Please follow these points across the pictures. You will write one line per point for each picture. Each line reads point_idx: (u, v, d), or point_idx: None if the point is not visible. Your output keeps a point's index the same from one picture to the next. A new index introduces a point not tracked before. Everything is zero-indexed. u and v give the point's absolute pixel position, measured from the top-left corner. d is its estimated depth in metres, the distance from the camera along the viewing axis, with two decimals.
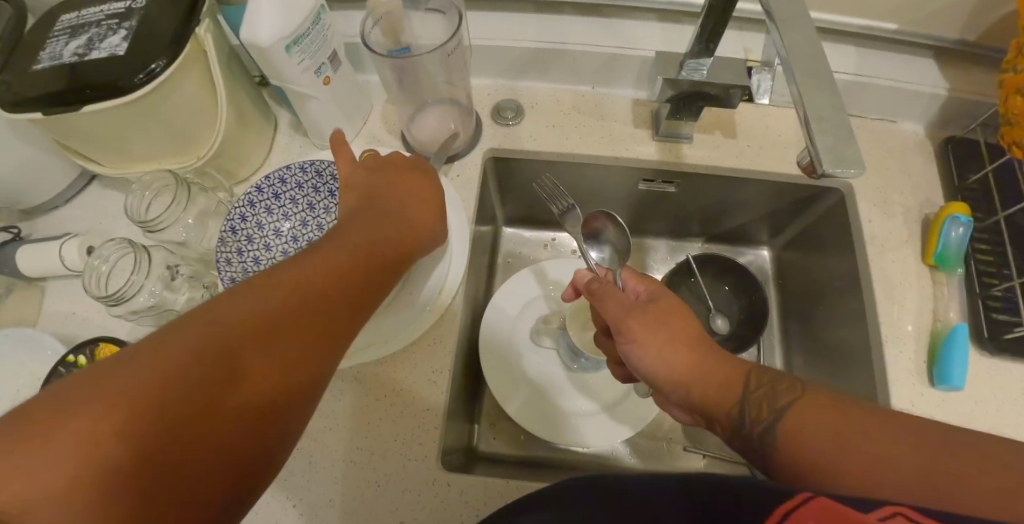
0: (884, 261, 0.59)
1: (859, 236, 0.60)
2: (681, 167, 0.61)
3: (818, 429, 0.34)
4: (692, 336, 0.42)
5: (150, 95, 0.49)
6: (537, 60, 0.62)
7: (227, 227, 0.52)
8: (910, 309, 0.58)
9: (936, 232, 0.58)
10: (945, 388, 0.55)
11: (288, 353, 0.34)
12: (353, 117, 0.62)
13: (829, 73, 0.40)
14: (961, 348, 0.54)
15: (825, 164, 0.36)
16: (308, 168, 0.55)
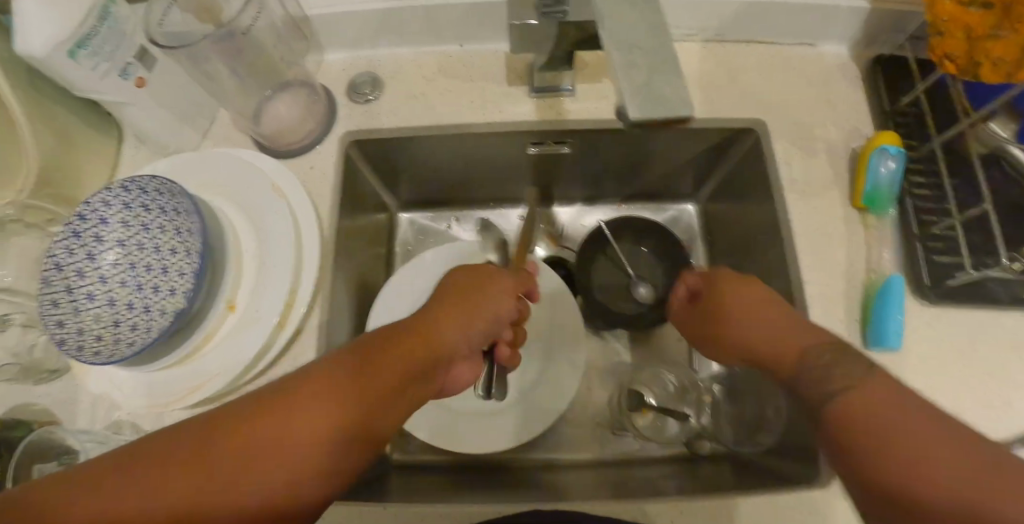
0: (807, 209, 0.51)
1: (778, 182, 0.52)
2: (565, 124, 0.53)
3: (928, 451, 0.30)
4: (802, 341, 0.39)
5: None
6: (386, 23, 0.53)
7: (51, 263, 0.46)
8: (840, 261, 0.50)
9: (863, 167, 0.50)
10: (880, 350, 0.47)
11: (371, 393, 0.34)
12: (191, 115, 0.54)
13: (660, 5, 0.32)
14: (897, 301, 0.47)
15: (631, 110, 0.28)
16: (131, 185, 0.48)
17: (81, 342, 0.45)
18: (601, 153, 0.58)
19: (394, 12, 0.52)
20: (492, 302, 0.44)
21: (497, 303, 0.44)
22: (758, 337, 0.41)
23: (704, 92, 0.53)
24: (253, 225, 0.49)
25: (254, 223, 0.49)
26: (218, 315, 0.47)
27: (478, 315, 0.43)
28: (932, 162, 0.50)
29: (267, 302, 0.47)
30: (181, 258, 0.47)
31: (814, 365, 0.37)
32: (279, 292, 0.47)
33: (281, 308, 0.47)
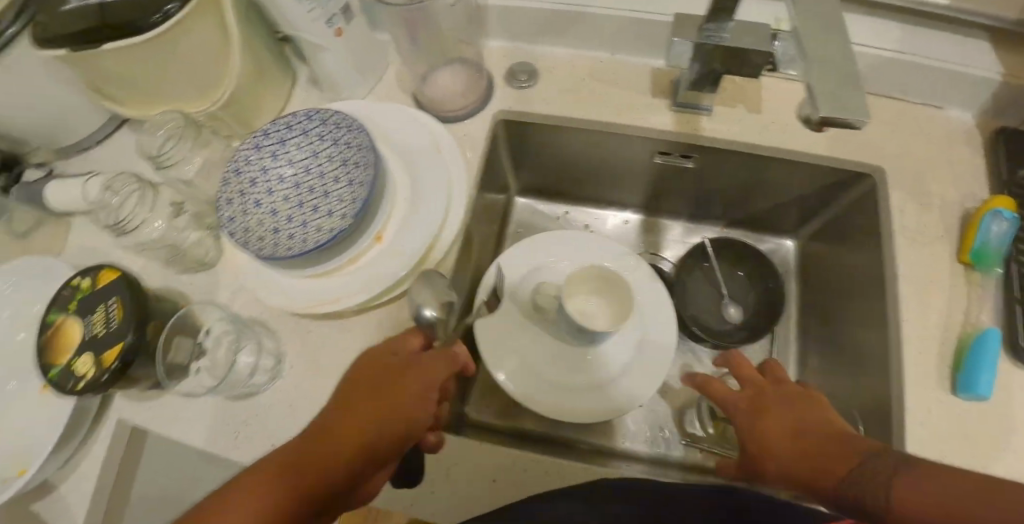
0: (914, 256, 0.54)
1: (889, 226, 0.55)
2: (699, 140, 0.58)
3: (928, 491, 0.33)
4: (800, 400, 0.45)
5: (162, 37, 0.48)
6: (554, 23, 0.59)
7: (232, 168, 0.52)
8: (940, 309, 0.53)
9: (974, 226, 0.53)
10: (968, 397, 0.49)
11: (301, 475, 0.41)
12: (368, 71, 0.61)
13: (842, 32, 0.37)
14: (992, 355, 0.49)
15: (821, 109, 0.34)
16: (314, 116, 0.53)
17: (248, 241, 0.50)
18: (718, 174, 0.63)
19: (565, 15, 0.58)
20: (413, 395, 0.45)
21: (413, 393, 0.45)
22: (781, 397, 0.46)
23: (831, 135, 0.57)
24: (407, 172, 0.54)
25: (409, 171, 0.54)
26: (364, 243, 0.51)
27: (390, 408, 0.44)
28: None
29: (409, 241, 0.51)
30: (342, 187, 0.51)
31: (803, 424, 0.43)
32: (423, 234, 0.51)
33: (428, 248, 0.51)
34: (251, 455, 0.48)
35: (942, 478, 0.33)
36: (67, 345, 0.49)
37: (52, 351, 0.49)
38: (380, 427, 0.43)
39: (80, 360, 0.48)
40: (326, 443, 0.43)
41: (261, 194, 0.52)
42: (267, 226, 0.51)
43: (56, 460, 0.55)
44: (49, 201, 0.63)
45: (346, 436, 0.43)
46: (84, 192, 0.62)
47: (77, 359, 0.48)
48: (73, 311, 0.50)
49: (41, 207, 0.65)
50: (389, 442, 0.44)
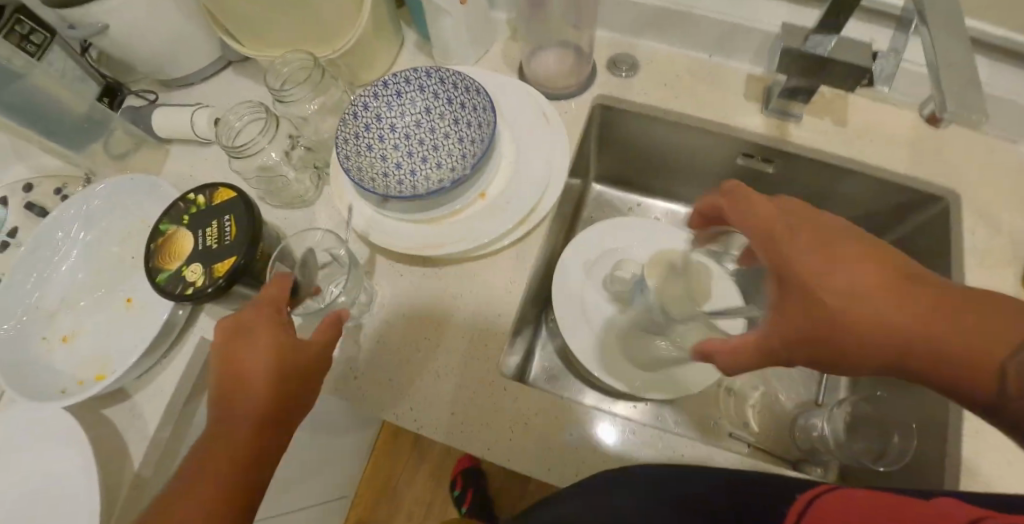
0: (983, 279, 0.57)
1: (960, 247, 0.58)
2: (786, 145, 0.61)
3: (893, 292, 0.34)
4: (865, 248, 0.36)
5: None
6: (658, 21, 0.62)
7: (350, 111, 0.55)
8: None
9: None
10: None
11: (241, 461, 0.43)
12: (478, 43, 0.64)
13: (966, 44, 0.39)
14: None
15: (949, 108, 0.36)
16: (433, 74, 0.55)
17: (362, 181, 0.52)
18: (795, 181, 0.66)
19: (674, 11, 0.61)
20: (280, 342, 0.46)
21: (267, 322, 0.46)
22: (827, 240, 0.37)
23: (911, 155, 0.60)
24: (514, 137, 0.57)
25: (515, 137, 0.57)
26: (469, 198, 0.54)
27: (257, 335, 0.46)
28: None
29: (507, 203, 0.54)
30: (452, 142, 0.55)
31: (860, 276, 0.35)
32: (527, 196, 0.54)
33: (531, 211, 0.54)
34: (335, 384, 0.51)
35: (926, 299, 0.33)
36: (179, 254, 0.51)
37: (162, 257, 0.52)
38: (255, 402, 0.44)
39: (189, 270, 0.50)
40: (257, 432, 0.44)
41: (373, 139, 0.55)
42: (377, 170, 0.54)
43: (141, 367, 0.58)
44: (156, 126, 0.66)
45: (271, 407, 0.45)
46: (192, 122, 0.65)
47: (187, 268, 0.50)
48: (186, 224, 0.52)
49: (146, 131, 0.68)
50: (298, 416, 0.47)
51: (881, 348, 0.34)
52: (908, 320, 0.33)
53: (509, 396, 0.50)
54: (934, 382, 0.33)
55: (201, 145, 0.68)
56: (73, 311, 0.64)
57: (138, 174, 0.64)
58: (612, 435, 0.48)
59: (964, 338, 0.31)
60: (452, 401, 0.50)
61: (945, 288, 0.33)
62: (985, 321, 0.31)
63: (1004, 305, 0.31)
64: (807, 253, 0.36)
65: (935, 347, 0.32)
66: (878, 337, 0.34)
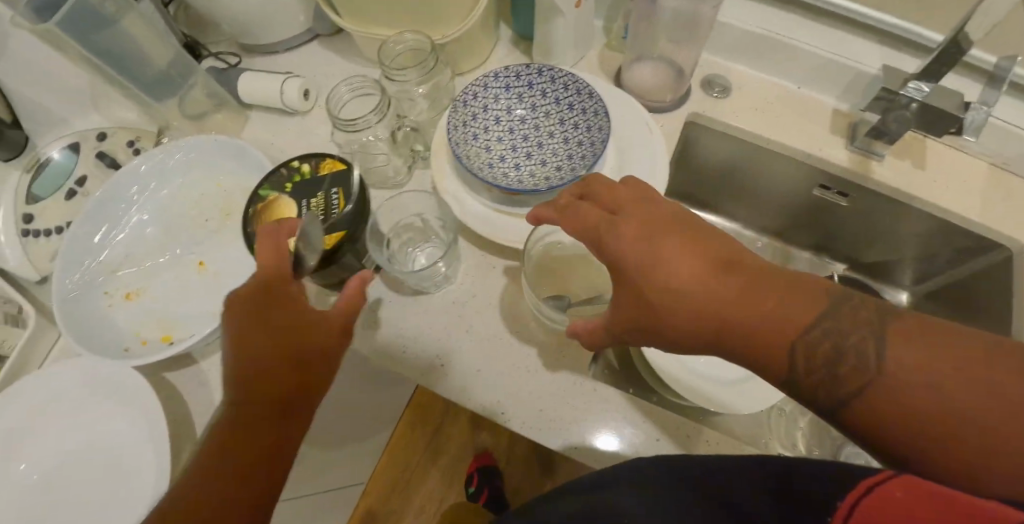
0: None
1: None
2: (865, 180, 0.63)
3: (770, 295, 0.32)
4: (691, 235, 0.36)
5: None
6: (757, 47, 0.64)
7: (460, 98, 0.55)
8: None
9: None
10: None
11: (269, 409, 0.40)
12: (579, 48, 0.65)
13: None
14: None
15: None
16: (545, 73, 0.56)
17: (472, 168, 0.52)
18: (866, 215, 0.68)
19: (772, 38, 0.62)
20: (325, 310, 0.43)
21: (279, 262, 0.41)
22: (660, 229, 0.37)
23: (984, 205, 0.62)
24: (615, 144, 0.58)
25: (616, 144, 0.58)
26: None
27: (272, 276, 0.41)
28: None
29: None
30: (556, 142, 0.56)
31: (677, 261, 0.35)
32: None
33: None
34: (423, 369, 0.52)
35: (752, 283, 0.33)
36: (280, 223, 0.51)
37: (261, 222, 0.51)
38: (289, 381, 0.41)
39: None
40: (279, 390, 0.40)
41: (479, 129, 0.55)
42: (482, 159, 0.54)
43: (209, 332, 0.57)
44: (242, 91, 0.65)
45: (292, 377, 0.41)
46: (281, 90, 0.64)
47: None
48: (288, 192, 0.52)
49: (230, 95, 0.68)
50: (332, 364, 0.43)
51: (685, 324, 0.34)
52: (702, 294, 0.34)
53: (598, 398, 0.51)
54: (740, 356, 0.33)
55: (285, 115, 0.67)
56: (139, 267, 0.62)
57: (220, 136, 0.63)
58: (613, 443, 0.49)
59: (943, 394, 0.26)
60: (540, 397, 0.51)
61: (770, 273, 0.34)
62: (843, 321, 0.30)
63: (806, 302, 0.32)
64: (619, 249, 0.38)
65: (727, 329, 0.33)
66: (680, 318, 0.34)
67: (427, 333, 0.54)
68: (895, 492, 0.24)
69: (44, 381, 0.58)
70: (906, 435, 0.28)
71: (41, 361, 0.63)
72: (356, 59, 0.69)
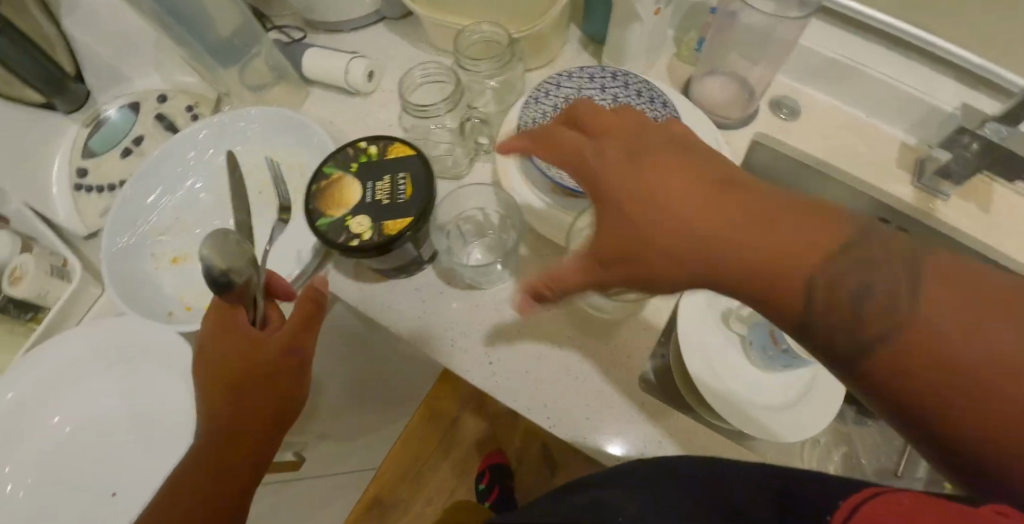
0: None
1: None
2: (928, 218, 0.62)
3: (765, 222, 0.29)
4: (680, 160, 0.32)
5: None
6: (830, 72, 0.63)
7: (533, 94, 0.55)
8: None
9: None
10: None
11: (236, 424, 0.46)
12: (650, 55, 0.63)
13: None
14: None
15: None
16: (618, 77, 0.56)
17: (538, 163, 0.51)
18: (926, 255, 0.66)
19: (848, 65, 0.61)
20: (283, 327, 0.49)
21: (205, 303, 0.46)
22: (646, 154, 0.33)
23: None
24: None
25: None
26: None
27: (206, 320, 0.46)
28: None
29: None
30: None
31: (670, 190, 0.31)
32: None
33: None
34: (471, 365, 0.52)
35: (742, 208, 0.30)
36: (345, 202, 0.50)
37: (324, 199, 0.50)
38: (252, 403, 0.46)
39: (353, 220, 0.48)
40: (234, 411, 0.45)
41: None
42: None
43: None
44: (305, 66, 0.65)
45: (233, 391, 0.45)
46: (345, 69, 0.63)
47: (352, 218, 0.49)
48: (354, 172, 0.51)
49: (293, 69, 0.67)
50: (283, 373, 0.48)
51: (691, 259, 0.30)
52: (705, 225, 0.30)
53: (646, 414, 0.49)
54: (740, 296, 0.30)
55: (346, 94, 0.66)
56: (187, 233, 0.62)
57: (282, 109, 0.62)
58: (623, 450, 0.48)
59: (961, 338, 0.25)
60: (588, 406, 0.50)
61: (764, 196, 0.30)
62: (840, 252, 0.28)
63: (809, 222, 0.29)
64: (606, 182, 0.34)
65: (730, 255, 0.29)
66: (674, 255, 0.31)
67: (477, 330, 0.53)
68: (895, 501, 0.24)
69: (83, 337, 0.58)
70: (955, 390, 0.25)
71: (81, 316, 0.63)
72: (422, 44, 0.68)
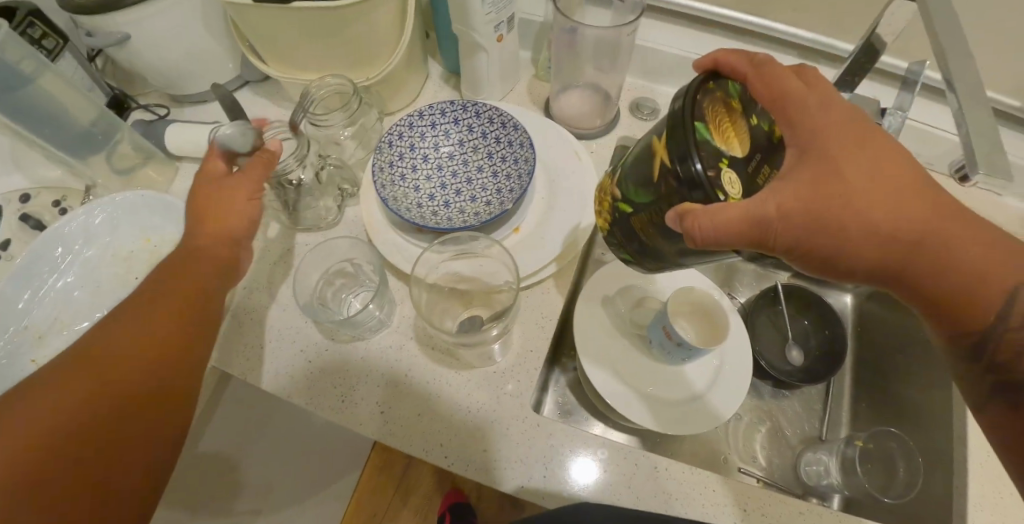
0: None
1: None
2: None
3: (821, 176, 0.36)
4: (809, 196, 0.36)
5: (347, 10, 0.52)
6: (681, 68, 0.65)
7: (385, 139, 0.56)
8: None
9: None
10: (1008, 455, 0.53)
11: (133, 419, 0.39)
12: (507, 80, 0.65)
13: (982, 95, 0.43)
14: None
15: (980, 172, 0.39)
16: (469, 107, 0.57)
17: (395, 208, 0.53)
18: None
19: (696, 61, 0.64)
20: (242, 202, 0.49)
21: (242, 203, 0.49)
22: (809, 228, 0.36)
23: None
24: (545, 174, 0.59)
25: (544, 168, 0.59)
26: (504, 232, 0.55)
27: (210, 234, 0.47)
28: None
29: (543, 238, 0.55)
30: (485, 175, 0.56)
31: (872, 218, 0.36)
32: (564, 231, 0.55)
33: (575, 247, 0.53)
34: (361, 418, 0.51)
35: (896, 185, 0.37)
36: (712, 129, 0.35)
37: (708, 116, 0.36)
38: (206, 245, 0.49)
39: (723, 167, 0.35)
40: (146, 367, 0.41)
41: (407, 168, 0.56)
42: (411, 200, 0.55)
43: None
44: (170, 145, 0.65)
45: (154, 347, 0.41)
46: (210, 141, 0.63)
47: (756, 139, 0.38)
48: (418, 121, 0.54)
49: (156, 147, 0.67)
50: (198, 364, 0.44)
51: (872, 251, 0.37)
52: (867, 197, 0.36)
53: (543, 434, 0.50)
54: (894, 262, 0.37)
55: None
56: (67, 333, 0.59)
57: (148, 192, 0.61)
58: (583, 472, 0.49)
59: (881, 214, 0.36)
60: (484, 438, 0.50)
61: (842, 171, 0.36)
62: (936, 232, 0.36)
63: (975, 226, 0.37)
64: (864, 212, 0.36)
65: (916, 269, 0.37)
66: (866, 254, 0.37)
67: (368, 381, 0.53)
68: None
69: None
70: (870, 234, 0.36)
71: None
72: (286, 103, 0.68)
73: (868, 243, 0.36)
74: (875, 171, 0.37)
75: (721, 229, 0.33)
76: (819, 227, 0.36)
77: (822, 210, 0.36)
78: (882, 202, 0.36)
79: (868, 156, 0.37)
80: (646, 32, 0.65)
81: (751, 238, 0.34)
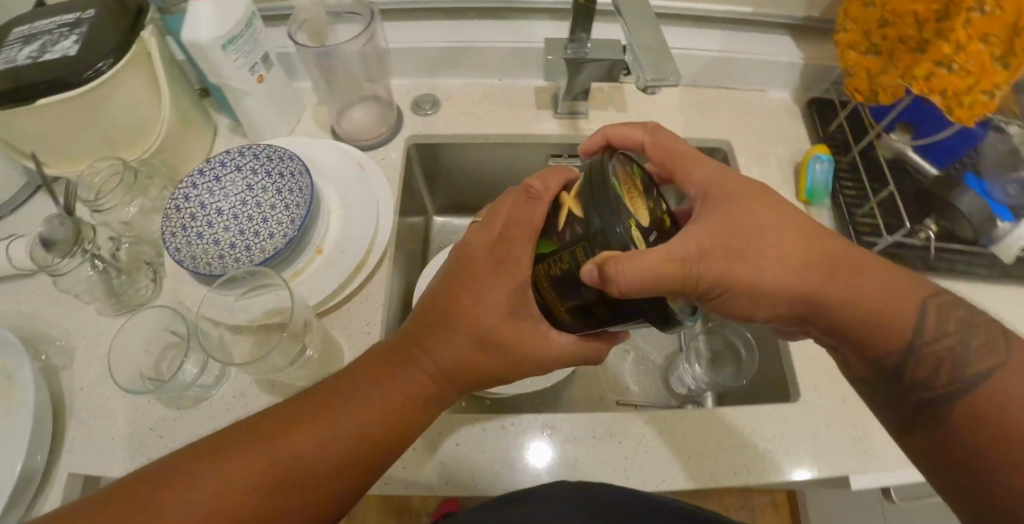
0: None
1: None
2: (581, 138, 0.67)
3: (730, 224, 0.38)
4: (717, 247, 0.37)
5: (94, 92, 0.52)
6: (447, 58, 0.68)
7: (172, 205, 0.57)
8: None
9: (804, 172, 0.65)
10: None
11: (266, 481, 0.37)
12: (287, 114, 0.67)
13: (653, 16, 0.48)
14: (821, 181, 0.64)
15: (648, 76, 0.44)
16: (246, 152, 0.60)
17: (187, 265, 0.53)
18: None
19: (458, 48, 0.67)
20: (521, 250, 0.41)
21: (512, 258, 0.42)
22: (718, 269, 0.37)
23: (685, 122, 0.70)
24: (337, 192, 0.61)
25: (330, 184, 0.61)
26: (307, 256, 0.57)
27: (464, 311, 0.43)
28: (881, 164, 0.65)
29: (346, 251, 0.57)
30: (279, 212, 0.57)
31: (779, 253, 0.38)
32: (360, 238, 0.58)
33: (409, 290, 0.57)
34: None
35: (796, 230, 0.39)
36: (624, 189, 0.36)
37: (620, 179, 0.36)
38: (518, 246, 0.41)
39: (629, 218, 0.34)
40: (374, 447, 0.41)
41: (202, 227, 0.57)
42: (212, 255, 0.56)
43: None
44: None
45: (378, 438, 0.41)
46: (7, 255, 0.61)
47: (653, 214, 0.38)
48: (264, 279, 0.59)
49: None
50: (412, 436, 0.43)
51: (780, 283, 0.38)
52: (771, 236, 0.38)
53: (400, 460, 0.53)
54: (807, 301, 0.38)
55: (23, 276, 0.64)
56: None
57: None
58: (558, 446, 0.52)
59: (784, 252, 0.38)
60: None
61: (746, 219, 0.39)
62: (844, 264, 0.38)
63: (879, 266, 0.39)
64: (775, 251, 0.38)
65: (831, 301, 0.38)
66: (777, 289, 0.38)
67: None
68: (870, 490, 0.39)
69: None
70: (778, 270, 0.38)
71: None
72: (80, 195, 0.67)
73: (781, 278, 0.38)
74: (780, 217, 0.39)
75: (649, 280, 0.32)
76: (732, 266, 0.37)
77: (732, 251, 0.38)
78: (784, 242, 0.38)
79: (768, 205, 0.40)
80: (401, 34, 0.68)
81: (679, 285, 0.34)
